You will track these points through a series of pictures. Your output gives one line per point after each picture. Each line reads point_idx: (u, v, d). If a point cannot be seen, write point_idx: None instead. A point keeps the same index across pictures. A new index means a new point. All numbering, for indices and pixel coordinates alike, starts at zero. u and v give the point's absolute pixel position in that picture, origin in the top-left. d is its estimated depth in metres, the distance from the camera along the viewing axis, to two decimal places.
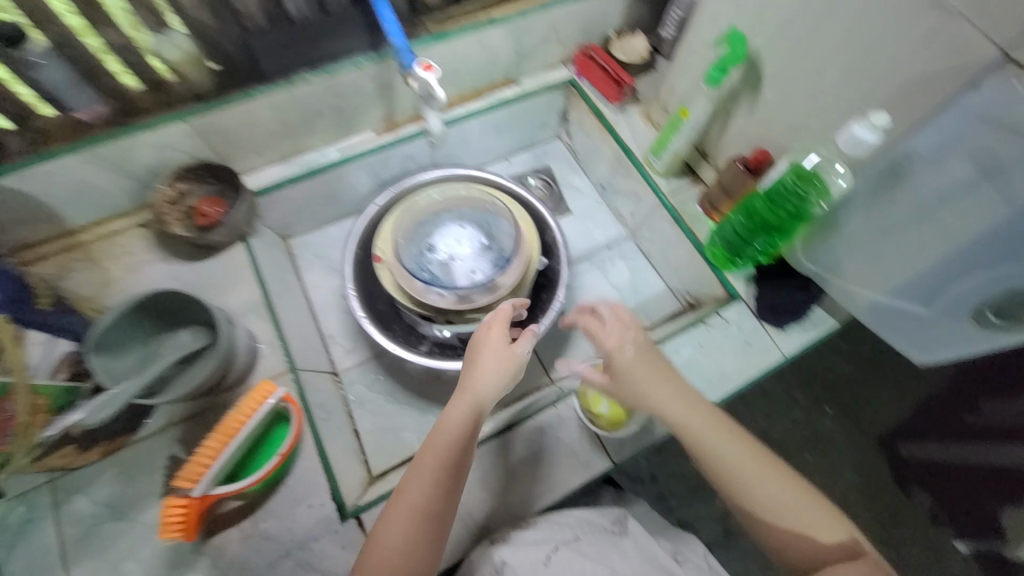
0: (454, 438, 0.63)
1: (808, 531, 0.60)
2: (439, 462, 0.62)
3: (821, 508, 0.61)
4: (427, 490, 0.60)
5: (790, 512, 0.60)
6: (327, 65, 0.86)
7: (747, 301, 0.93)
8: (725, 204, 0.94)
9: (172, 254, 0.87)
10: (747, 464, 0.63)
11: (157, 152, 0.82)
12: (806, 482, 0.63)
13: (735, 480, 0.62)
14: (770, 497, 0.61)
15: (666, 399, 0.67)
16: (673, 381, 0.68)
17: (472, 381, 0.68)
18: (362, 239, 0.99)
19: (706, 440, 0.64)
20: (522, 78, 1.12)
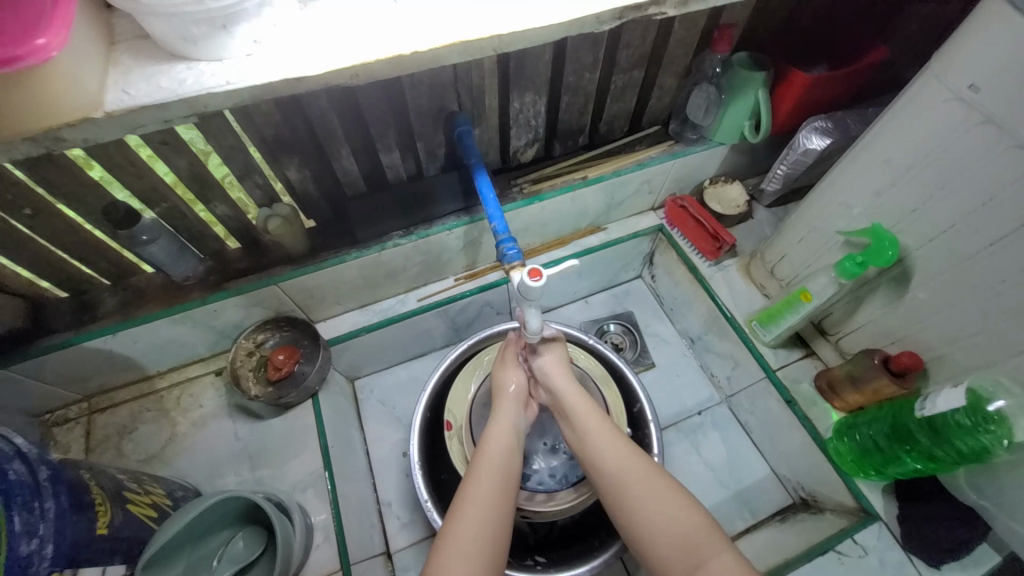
0: (502, 465, 0.65)
1: (686, 527, 0.57)
2: (494, 476, 0.64)
3: (710, 537, 0.56)
4: (484, 505, 0.61)
5: (682, 542, 0.56)
6: (420, 228, 0.85)
7: (888, 523, 0.75)
8: (852, 396, 0.80)
9: (241, 408, 0.84)
10: (624, 462, 0.64)
11: (244, 309, 0.81)
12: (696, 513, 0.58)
13: (612, 477, 0.63)
14: (642, 480, 0.62)
15: (571, 395, 0.72)
16: (568, 375, 0.74)
17: (501, 412, 0.72)
18: (432, 396, 0.91)
19: (589, 434, 0.68)
20: (609, 224, 1.07)
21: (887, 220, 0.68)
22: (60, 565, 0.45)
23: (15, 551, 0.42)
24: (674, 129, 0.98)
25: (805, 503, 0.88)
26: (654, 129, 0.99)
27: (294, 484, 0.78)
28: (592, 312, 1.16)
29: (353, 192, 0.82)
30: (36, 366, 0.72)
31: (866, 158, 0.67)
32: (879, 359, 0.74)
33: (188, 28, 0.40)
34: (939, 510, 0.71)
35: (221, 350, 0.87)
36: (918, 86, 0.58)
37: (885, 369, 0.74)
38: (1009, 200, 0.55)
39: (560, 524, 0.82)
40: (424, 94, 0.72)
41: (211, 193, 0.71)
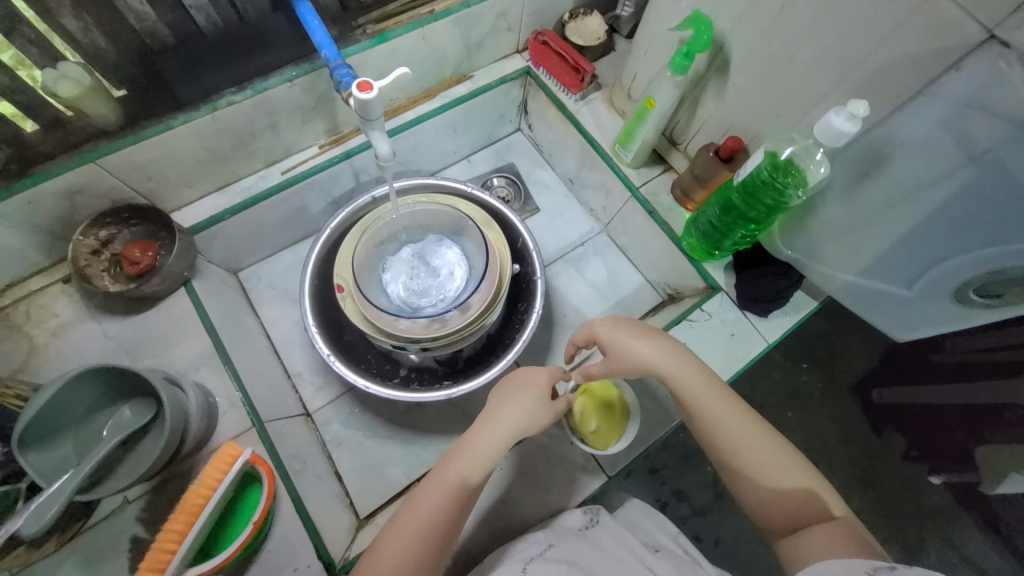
0: (467, 473, 0.60)
1: (800, 488, 0.59)
2: (463, 492, 0.59)
3: (813, 500, 0.59)
4: (433, 509, 0.58)
5: (795, 494, 0.59)
6: (255, 82, 0.76)
7: (727, 292, 0.90)
8: (698, 193, 0.90)
9: (106, 309, 0.79)
10: (745, 429, 0.63)
11: (70, 198, 0.72)
12: (808, 470, 0.61)
13: (735, 448, 0.62)
14: (769, 463, 0.61)
15: (660, 358, 0.67)
16: (671, 355, 0.67)
17: (496, 422, 0.62)
18: (316, 267, 0.90)
19: (711, 407, 0.64)
20: (475, 71, 1.04)
21: (707, 7, 0.72)
22: None
23: None
24: None
25: (671, 298, 1.03)
26: None
27: (186, 366, 0.77)
28: (476, 170, 1.16)
29: (160, 45, 0.71)
30: None
31: None
32: (712, 152, 0.83)
33: None
34: (761, 270, 0.86)
35: (62, 256, 0.79)
36: None
37: (717, 159, 0.83)
38: None
39: (464, 354, 0.91)
40: None
41: None
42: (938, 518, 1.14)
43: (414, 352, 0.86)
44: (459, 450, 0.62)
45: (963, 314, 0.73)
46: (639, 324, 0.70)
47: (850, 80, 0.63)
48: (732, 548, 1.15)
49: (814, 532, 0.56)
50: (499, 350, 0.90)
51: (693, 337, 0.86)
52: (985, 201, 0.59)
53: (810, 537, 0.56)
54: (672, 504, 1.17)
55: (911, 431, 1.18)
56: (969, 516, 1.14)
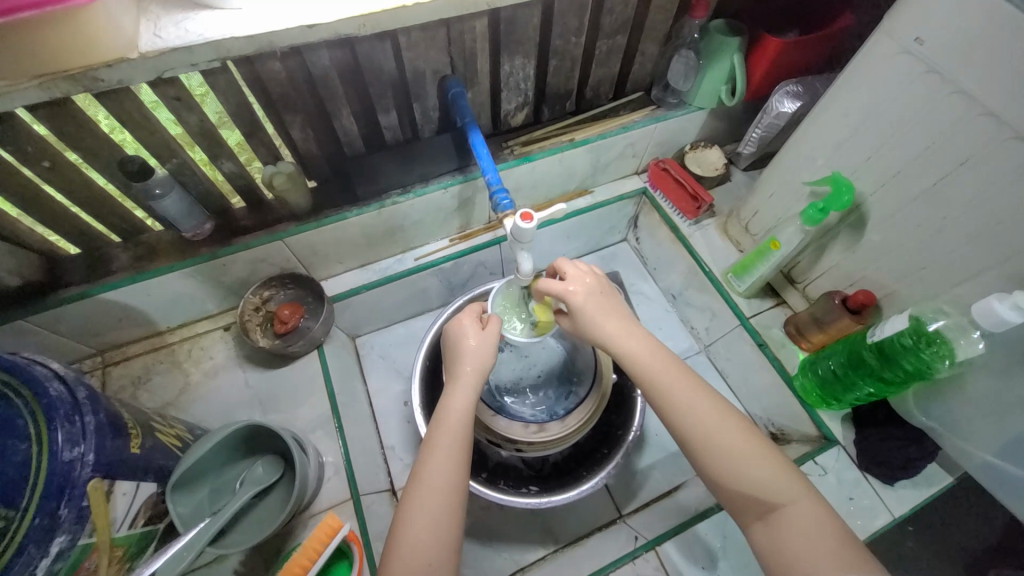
0: (459, 410, 0.65)
1: (768, 473, 0.55)
2: (457, 439, 0.63)
3: (786, 485, 0.54)
4: (446, 463, 0.60)
5: (759, 477, 0.54)
6: (417, 186, 0.89)
7: (845, 447, 0.84)
8: (817, 336, 0.88)
9: (251, 359, 0.89)
10: (699, 402, 0.59)
11: (252, 264, 0.86)
12: (774, 454, 0.56)
13: (689, 425, 0.58)
14: (733, 440, 0.57)
15: (616, 335, 0.65)
16: (616, 315, 0.66)
17: (463, 370, 0.69)
18: (430, 349, 0.97)
19: (656, 372, 0.62)
20: (595, 187, 1.13)
21: (845, 170, 0.75)
22: (99, 471, 0.50)
23: (59, 456, 0.46)
24: (656, 95, 1.04)
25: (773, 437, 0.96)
26: (636, 95, 1.04)
27: (305, 424, 0.84)
28: None
29: (352, 152, 0.86)
30: (56, 317, 0.76)
31: (828, 112, 0.74)
32: (839, 299, 0.82)
33: None
34: (889, 433, 0.79)
35: (229, 307, 0.92)
36: (871, 43, 0.65)
37: (844, 308, 0.81)
38: (948, 143, 0.61)
39: (552, 460, 0.90)
40: (420, 54, 0.76)
41: (219, 150, 0.74)
42: None
43: (506, 451, 0.87)
44: (439, 414, 0.65)
45: None
46: (596, 275, 0.69)
47: (1010, 265, 0.61)
48: None
49: (789, 527, 0.52)
50: (591, 462, 0.88)
51: None
52: None
53: (783, 531, 0.52)
54: None
55: None
56: None
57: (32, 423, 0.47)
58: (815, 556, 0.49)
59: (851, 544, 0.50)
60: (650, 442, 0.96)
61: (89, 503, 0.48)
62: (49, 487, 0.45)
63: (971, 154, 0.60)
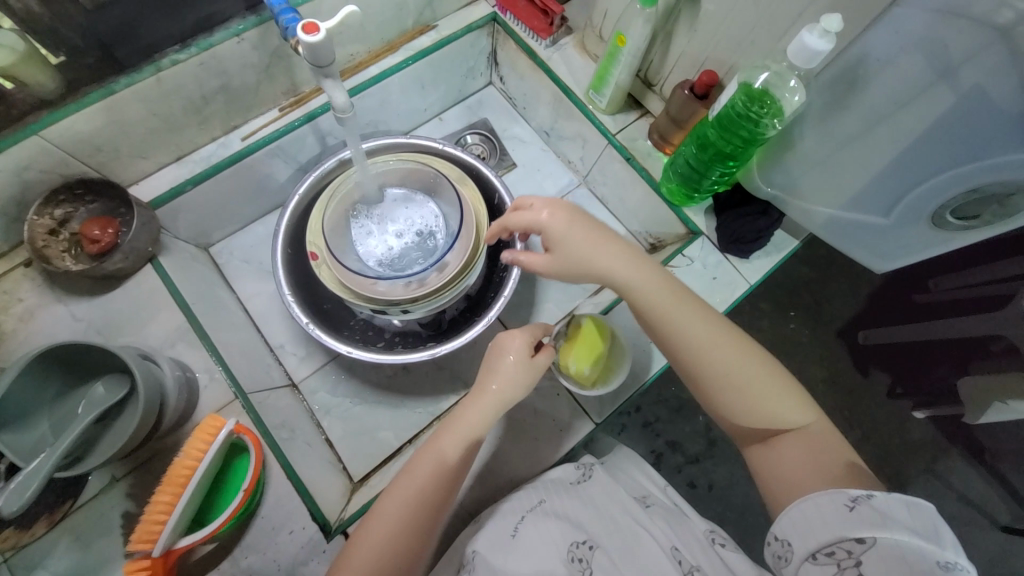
0: (452, 449, 0.62)
1: (778, 410, 0.60)
2: (430, 479, 0.60)
3: (795, 414, 0.60)
4: (403, 509, 0.58)
5: (767, 408, 0.60)
6: (200, 39, 0.71)
7: (708, 236, 0.89)
8: (676, 135, 0.88)
9: (71, 291, 0.76)
10: (713, 338, 0.61)
11: (16, 175, 0.69)
12: (786, 383, 0.61)
13: (703, 364, 0.61)
14: (742, 375, 0.60)
15: (624, 273, 0.65)
16: (618, 254, 0.65)
17: (483, 398, 0.64)
18: (287, 237, 0.88)
19: (672, 320, 0.62)
20: (438, 21, 0.99)
21: None
22: None
23: None
24: None
25: (653, 248, 1.01)
26: None
27: (160, 342, 0.74)
28: (448, 128, 1.12)
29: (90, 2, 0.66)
30: None
31: None
32: (687, 89, 0.81)
33: None
34: (742, 211, 0.85)
35: (18, 238, 0.76)
36: None
37: (693, 97, 0.80)
38: None
39: (448, 316, 0.90)
40: None
41: None
42: (923, 451, 1.18)
43: (396, 316, 0.85)
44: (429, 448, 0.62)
45: (940, 239, 0.72)
46: (559, 207, 0.67)
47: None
48: (724, 489, 1.18)
49: (789, 450, 0.58)
50: (480, 308, 0.89)
51: None
52: (966, 116, 0.57)
53: (785, 452, 0.58)
54: (668, 460, 1.19)
55: (896, 368, 1.21)
56: (952, 446, 1.18)
57: None
58: (811, 475, 0.55)
59: (843, 462, 0.56)
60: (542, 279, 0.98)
61: None
62: None
63: None
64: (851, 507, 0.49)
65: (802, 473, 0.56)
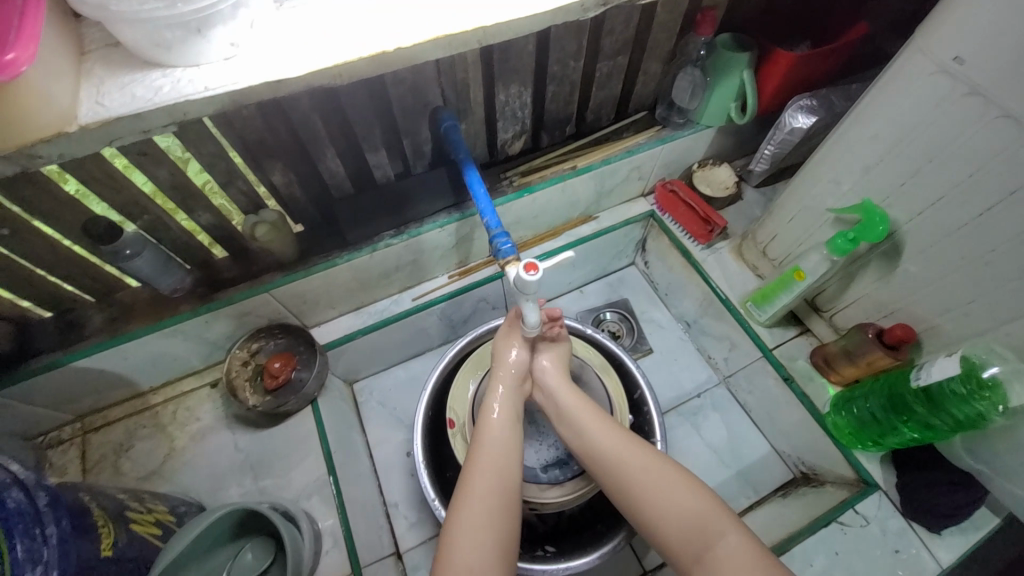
0: (496, 450, 0.66)
1: (692, 505, 0.60)
2: (489, 471, 0.64)
3: (715, 512, 0.60)
4: (481, 508, 0.61)
5: (684, 510, 0.60)
6: (411, 227, 0.83)
7: (887, 492, 0.77)
8: (847, 369, 0.81)
9: (240, 418, 0.84)
10: (620, 441, 0.68)
11: (238, 317, 0.80)
12: (693, 481, 0.63)
13: (610, 469, 0.66)
14: (640, 468, 0.65)
15: (554, 385, 0.75)
16: (559, 375, 0.76)
17: (494, 408, 0.71)
18: (433, 396, 0.91)
19: (588, 425, 0.70)
20: (599, 212, 1.07)
21: (877, 195, 0.69)
22: None
23: None
24: (661, 114, 0.98)
25: (805, 478, 0.90)
26: (640, 115, 0.99)
27: (299, 492, 0.78)
28: (587, 301, 1.15)
29: (340, 194, 0.80)
30: (23, 387, 0.70)
31: (854, 133, 0.68)
32: (873, 332, 0.76)
33: (162, 34, 0.40)
34: (934, 477, 0.73)
35: (215, 361, 0.86)
36: (905, 61, 0.59)
37: (878, 342, 0.75)
38: (994, 172, 0.56)
39: (568, 513, 0.83)
40: (407, 89, 0.70)
41: (194, 201, 0.68)
42: None
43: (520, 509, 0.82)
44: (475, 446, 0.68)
45: None
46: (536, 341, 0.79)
47: None
48: None
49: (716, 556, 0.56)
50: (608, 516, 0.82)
51: (849, 547, 0.73)
52: None
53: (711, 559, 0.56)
54: None
55: None
56: None
57: None
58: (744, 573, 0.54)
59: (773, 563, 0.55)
60: None
61: None
62: None
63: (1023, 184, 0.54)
64: None
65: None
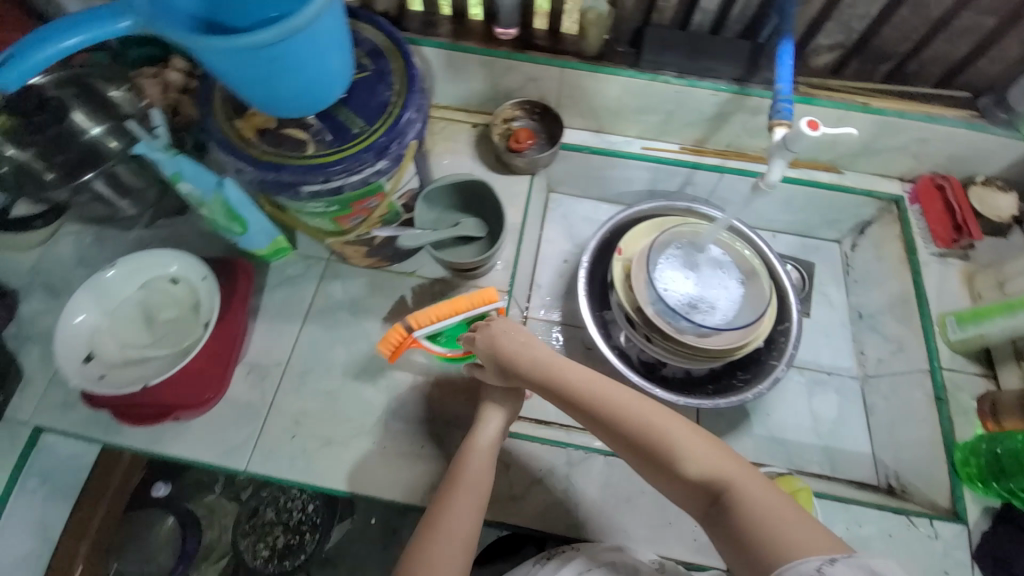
0: (479, 461, 0.70)
1: (706, 468, 0.56)
2: (467, 490, 0.66)
3: (730, 471, 0.56)
4: (455, 514, 0.64)
5: (678, 453, 0.58)
6: (693, 78, 0.92)
7: (972, 533, 0.76)
8: (1013, 422, 0.79)
9: (480, 156, 1.05)
10: (627, 408, 0.62)
11: (526, 81, 0.99)
12: (699, 437, 0.59)
13: (623, 444, 0.61)
14: (653, 436, 0.59)
15: (546, 362, 0.67)
16: (538, 351, 0.69)
17: (460, 470, 0.69)
18: (612, 228, 1.03)
19: (590, 397, 0.63)
20: (847, 171, 1.05)
21: None
22: (417, 138, 0.66)
23: (405, 110, 0.63)
24: (983, 104, 0.91)
25: (889, 491, 0.90)
26: (960, 94, 0.92)
27: None
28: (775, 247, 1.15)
29: (656, 21, 0.91)
30: None
31: None
32: None
33: None
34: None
35: (484, 110, 1.08)
36: None
37: None
38: None
39: (660, 372, 0.97)
40: None
41: None
42: None
43: (635, 334, 0.92)
44: (449, 474, 0.69)
45: None
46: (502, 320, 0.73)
47: None
48: None
49: (741, 519, 0.52)
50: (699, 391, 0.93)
51: (904, 537, 0.75)
52: None
53: (736, 521, 0.53)
54: None
55: None
56: None
57: (399, 83, 0.65)
58: (777, 528, 0.50)
59: (805, 514, 0.51)
60: (758, 416, 0.97)
61: (404, 152, 0.65)
62: (396, 124, 0.63)
63: None
64: (831, 565, 0.46)
65: (764, 540, 0.50)
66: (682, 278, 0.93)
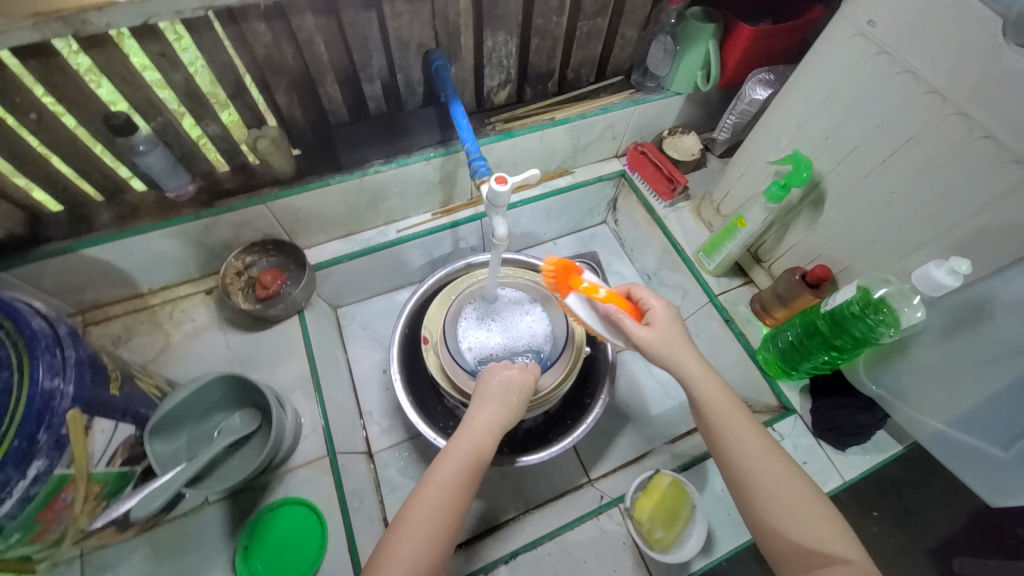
0: (455, 471, 0.61)
1: (812, 520, 0.55)
2: (440, 507, 0.58)
3: (843, 536, 0.54)
4: (415, 546, 0.55)
5: (793, 508, 0.55)
6: (400, 157, 0.91)
7: (802, 416, 0.88)
8: (779, 311, 0.93)
9: (232, 322, 0.92)
10: (751, 439, 0.60)
11: (235, 227, 0.87)
12: (815, 490, 0.57)
13: (731, 466, 0.60)
14: (767, 470, 0.58)
15: (695, 371, 0.64)
16: (687, 352, 0.65)
17: (442, 470, 0.61)
18: (409, 318, 1.00)
19: (719, 411, 0.62)
20: (575, 168, 1.16)
21: (806, 149, 0.80)
22: (78, 403, 0.52)
23: (38, 385, 0.49)
24: (636, 79, 1.07)
25: None
26: (616, 79, 1.08)
27: (283, 386, 0.87)
28: (560, 252, 1.26)
29: (337, 121, 0.88)
30: (33, 268, 0.76)
31: (793, 95, 0.78)
32: (798, 275, 0.87)
33: None
34: (839, 402, 0.84)
35: (211, 271, 0.94)
36: (831, 29, 0.70)
37: (802, 284, 0.86)
38: (895, 123, 0.67)
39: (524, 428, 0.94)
40: (404, 27, 0.78)
41: (203, 108, 0.75)
42: None
43: None
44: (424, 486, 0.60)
45: None
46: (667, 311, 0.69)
47: (948, 237, 0.67)
48: None
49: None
50: (562, 429, 0.92)
51: None
52: None
53: None
54: None
55: None
56: None
57: (15, 353, 0.49)
58: None
59: None
60: (620, 412, 1.01)
61: (67, 432, 0.50)
62: (30, 412, 0.47)
63: (914, 132, 0.65)
64: None
65: None
66: (488, 332, 0.92)
